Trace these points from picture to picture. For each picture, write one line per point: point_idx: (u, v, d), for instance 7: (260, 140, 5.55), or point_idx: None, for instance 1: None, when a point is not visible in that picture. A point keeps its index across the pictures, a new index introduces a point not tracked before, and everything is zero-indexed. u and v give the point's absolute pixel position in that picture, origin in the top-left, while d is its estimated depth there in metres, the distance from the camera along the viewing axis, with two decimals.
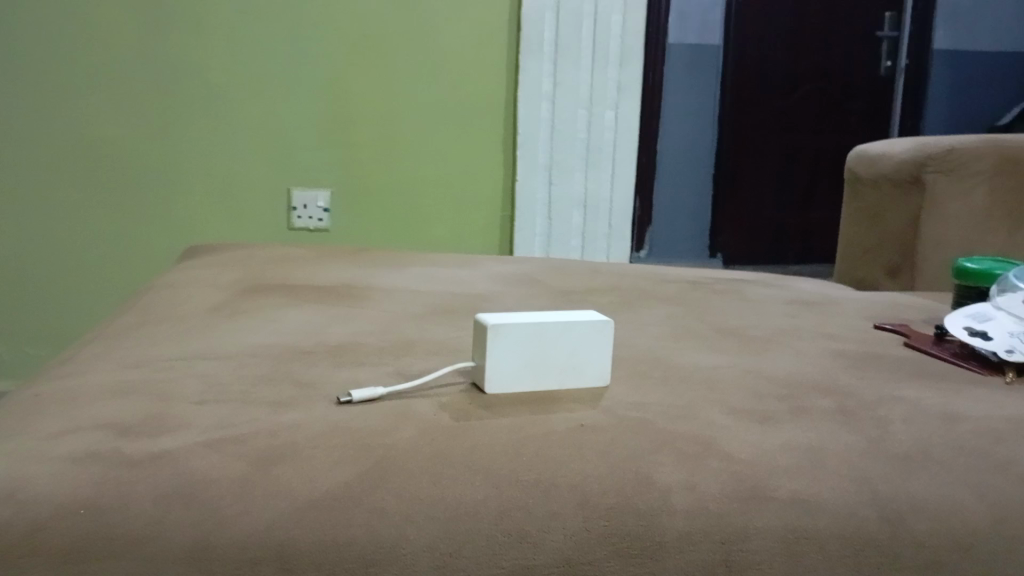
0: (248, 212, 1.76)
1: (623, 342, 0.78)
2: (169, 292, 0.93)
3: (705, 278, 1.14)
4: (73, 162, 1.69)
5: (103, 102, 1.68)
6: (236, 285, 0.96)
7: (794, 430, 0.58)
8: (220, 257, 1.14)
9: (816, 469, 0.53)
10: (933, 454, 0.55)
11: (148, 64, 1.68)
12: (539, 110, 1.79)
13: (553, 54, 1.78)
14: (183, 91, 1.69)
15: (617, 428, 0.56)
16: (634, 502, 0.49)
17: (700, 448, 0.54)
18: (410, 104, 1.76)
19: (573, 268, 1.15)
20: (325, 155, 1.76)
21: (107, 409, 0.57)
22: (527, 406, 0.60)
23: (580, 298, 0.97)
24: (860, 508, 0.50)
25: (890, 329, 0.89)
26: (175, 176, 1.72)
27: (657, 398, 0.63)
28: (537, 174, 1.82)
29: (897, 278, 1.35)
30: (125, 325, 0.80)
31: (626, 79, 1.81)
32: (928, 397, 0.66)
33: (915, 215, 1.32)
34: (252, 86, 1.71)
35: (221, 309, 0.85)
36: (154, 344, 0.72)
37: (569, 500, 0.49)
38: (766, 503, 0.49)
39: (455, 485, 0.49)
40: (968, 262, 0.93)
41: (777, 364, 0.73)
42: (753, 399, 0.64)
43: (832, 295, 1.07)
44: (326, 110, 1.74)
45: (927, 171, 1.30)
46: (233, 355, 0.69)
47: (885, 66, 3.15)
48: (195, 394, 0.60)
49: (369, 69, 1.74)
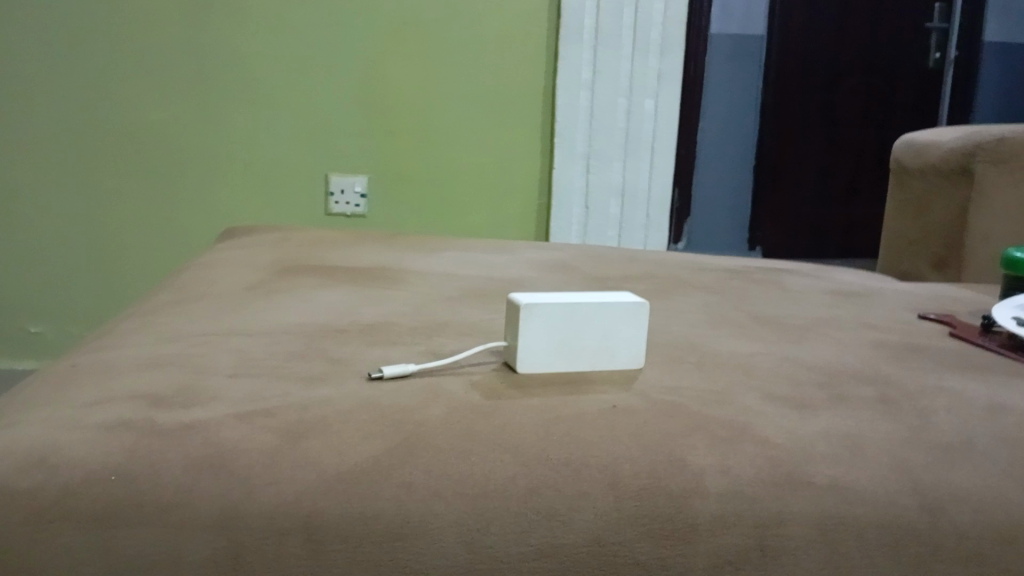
0: (285, 197, 1.77)
1: (658, 328, 0.77)
2: (206, 271, 0.94)
3: (743, 267, 1.12)
4: (116, 146, 1.72)
5: (147, 89, 1.70)
6: (272, 265, 0.97)
7: (832, 417, 0.56)
8: (255, 238, 1.15)
9: (855, 455, 0.51)
10: (976, 444, 0.54)
11: (192, 51, 1.69)
12: (579, 98, 1.77)
13: (593, 43, 1.76)
14: (227, 76, 1.71)
15: (649, 410, 0.55)
16: (666, 484, 0.48)
17: (734, 432, 0.53)
18: (449, 91, 1.76)
19: (609, 255, 1.14)
20: (364, 142, 1.77)
21: (141, 380, 0.57)
22: (558, 387, 0.59)
23: (615, 284, 0.96)
24: (900, 497, 0.48)
25: (933, 320, 0.86)
26: (215, 162, 1.74)
27: (690, 382, 0.62)
28: (575, 163, 1.80)
29: (944, 270, 1.32)
30: (162, 302, 0.81)
31: (668, 68, 1.79)
32: (973, 388, 0.64)
33: (963, 207, 1.28)
34: (294, 71, 1.72)
35: (256, 288, 0.86)
36: (188, 320, 0.73)
37: (599, 481, 0.48)
38: (802, 487, 0.48)
39: (484, 463, 0.48)
40: (1017, 252, 0.91)
41: (815, 352, 0.72)
42: (791, 385, 0.62)
43: (875, 286, 1.04)
44: (365, 97, 1.75)
45: (977, 161, 1.25)
46: (266, 331, 0.69)
47: (934, 57, 3.09)
48: (228, 367, 0.60)
49: (408, 57, 1.74)
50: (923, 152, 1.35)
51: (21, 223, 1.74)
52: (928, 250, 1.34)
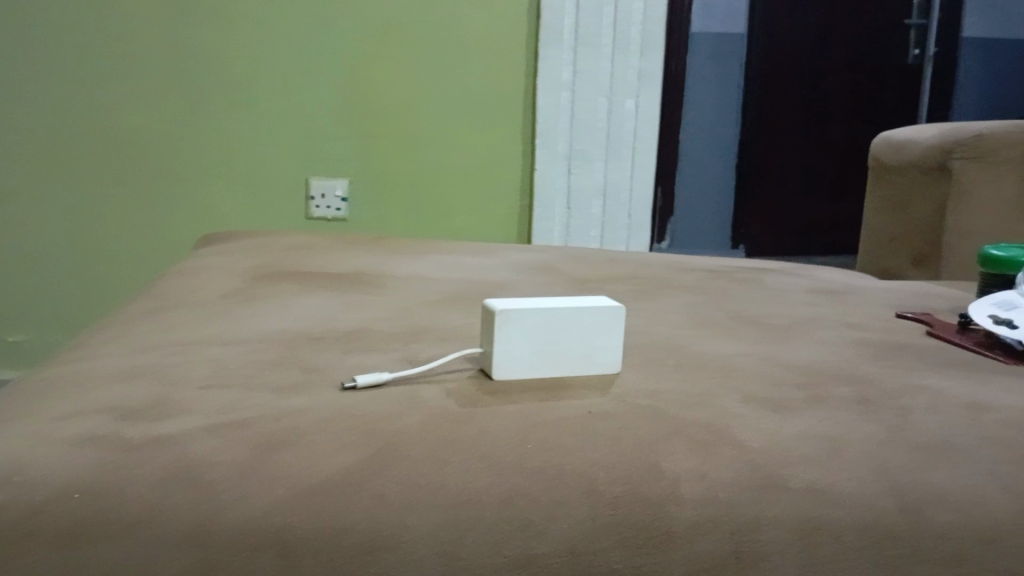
0: (265, 201, 1.76)
1: (638, 330, 0.77)
2: (185, 279, 0.93)
3: (725, 266, 1.12)
4: (94, 152, 1.70)
5: (125, 94, 1.69)
6: (252, 272, 0.96)
7: (811, 419, 0.56)
8: (236, 244, 1.14)
9: (833, 458, 0.51)
10: (954, 444, 0.54)
11: (170, 55, 1.68)
12: (559, 99, 1.77)
13: (573, 43, 1.75)
14: (207, 80, 1.70)
15: (627, 415, 0.55)
16: (642, 491, 0.47)
17: (713, 436, 0.53)
18: (429, 93, 1.75)
19: (592, 256, 1.14)
20: (345, 146, 1.76)
21: (114, 392, 0.56)
22: (536, 393, 0.59)
23: (597, 286, 0.95)
24: (877, 499, 0.48)
25: (913, 318, 0.87)
26: (196, 168, 1.73)
27: (670, 385, 0.62)
28: (557, 164, 1.80)
29: (924, 266, 1.32)
30: (139, 310, 0.80)
31: (649, 68, 1.79)
32: (952, 386, 0.64)
33: (942, 204, 1.29)
34: (273, 75, 1.71)
35: (234, 295, 0.85)
36: (164, 330, 0.72)
37: (575, 489, 0.47)
38: (780, 492, 0.48)
39: (458, 473, 0.48)
40: (994, 249, 0.91)
41: (795, 352, 0.72)
42: (771, 387, 0.62)
43: (856, 284, 1.04)
44: (346, 100, 1.74)
45: (955, 158, 1.26)
46: (243, 340, 0.69)
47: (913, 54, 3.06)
48: (202, 378, 0.59)
49: (389, 59, 1.73)
50: (902, 148, 1.36)
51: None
52: (908, 248, 1.35)
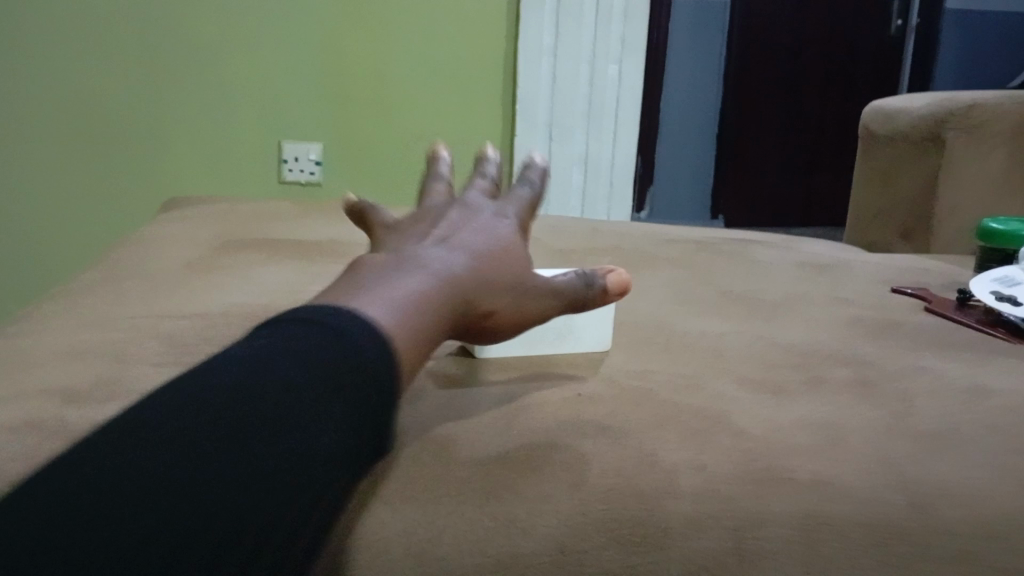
0: (236, 165, 1.70)
1: (624, 306, 0.73)
2: (142, 247, 0.87)
3: (710, 238, 1.08)
4: (54, 112, 1.63)
5: (86, 51, 1.61)
6: (215, 240, 0.91)
7: (810, 404, 0.53)
8: (199, 210, 1.08)
9: (835, 447, 0.48)
10: (962, 432, 0.51)
11: (133, 12, 1.60)
12: (540, 64, 1.71)
13: (555, 6, 1.69)
14: (173, 38, 1.62)
15: (615, 399, 0.51)
16: (636, 485, 0.44)
17: (708, 424, 0.49)
18: (406, 56, 1.69)
19: (572, 227, 1.10)
20: (319, 109, 1.70)
21: (59, 372, 0.52)
22: (518, 372, 0.55)
23: (579, 258, 0.91)
24: (886, 493, 0.45)
25: (910, 294, 0.83)
26: (163, 129, 1.67)
27: (659, 366, 0.58)
28: (537, 133, 1.75)
29: (910, 242, 1.28)
30: (91, 281, 0.75)
31: (632, 33, 1.73)
32: (953, 368, 0.61)
33: (931, 177, 1.25)
34: (242, 34, 1.63)
35: (195, 265, 0.80)
36: (118, 303, 0.67)
37: (563, 482, 0.44)
38: (781, 484, 0.45)
39: (435, 464, 0.44)
40: (993, 221, 0.88)
41: (789, 331, 0.68)
42: (765, 368, 0.59)
43: (845, 258, 1.01)
44: (319, 60, 1.67)
45: (947, 128, 1.23)
46: (202, 314, 0.64)
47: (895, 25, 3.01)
48: (156, 357, 0.55)
49: (364, 19, 1.66)
50: (893, 118, 1.30)
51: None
52: (895, 223, 1.31)
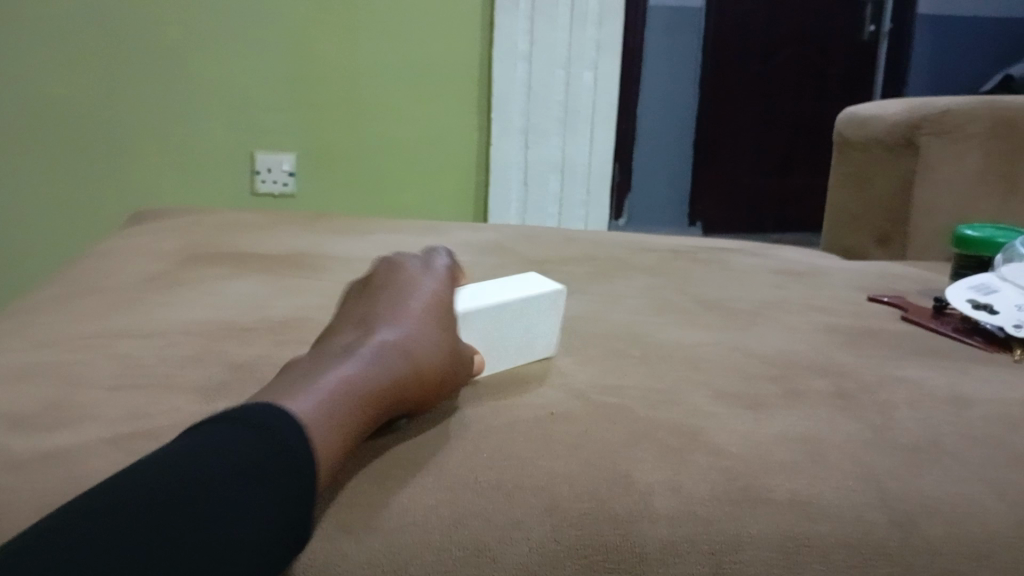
0: (206, 176, 1.67)
1: (598, 317, 0.71)
2: (103, 261, 0.85)
3: (686, 246, 1.07)
4: (15, 123, 1.61)
5: (51, 61, 1.58)
6: (180, 253, 0.88)
7: (789, 418, 0.52)
8: (164, 222, 1.06)
9: (816, 463, 0.46)
10: (944, 444, 0.49)
11: (96, 20, 1.57)
12: (515, 69, 1.70)
13: (530, 11, 1.68)
14: (140, 47, 1.60)
15: (589, 416, 0.50)
16: (610, 507, 0.42)
17: (684, 441, 0.48)
18: (376, 63, 1.67)
19: (547, 235, 1.08)
20: (290, 118, 1.67)
21: (7, 395, 0.50)
22: (488, 390, 0.53)
23: (554, 267, 0.90)
24: (868, 510, 0.44)
25: (887, 303, 0.82)
26: (131, 140, 1.64)
27: (634, 380, 0.56)
28: (512, 138, 1.73)
29: (886, 246, 1.29)
30: (47, 297, 0.72)
31: (606, 38, 1.72)
32: (933, 378, 0.60)
33: (906, 181, 1.25)
34: (210, 43, 1.61)
35: (156, 279, 0.77)
36: (73, 320, 0.64)
37: (534, 506, 0.42)
38: (760, 504, 0.43)
39: (402, 491, 0.42)
40: (968, 229, 0.88)
41: (766, 340, 0.67)
42: (742, 381, 0.57)
43: (822, 264, 1.00)
44: (289, 69, 1.65)
45: (920, 133, 1.22)
46: (161, 331, 0.62)
47: (868, 31, 3.06)
48: (110, 378, 0.52)
49: (334, 26, 1.64)
50: (866, 123, 1.31)
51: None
52: (872, 226, 1.31)
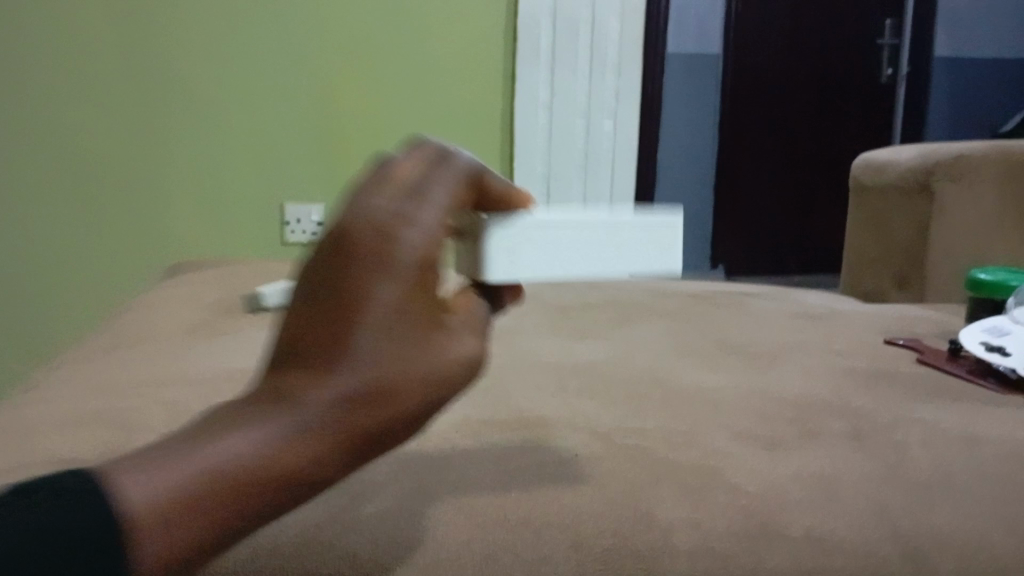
0: (238, 227, 1.73)
1: (620, 360, 0.74)
2: (147, 311, 0.89)
3: (707, 290, 1.10)
4: (53, 178, 1.66)
5: (91, 119, 1.65)
6: (221, 303, 0.93)
7: (805, 457, 0.54)
8: (205, 273, 1.10)
9: (830, 500, 0.49)
10: (955, 481, 0.52)
11: (131, 78, 1.64)
12: (537, 118, 1.75)
13: (550, 63, 1.73)
14: (176, 105, 1.66)
15: (613, 456, 0.52)
16: (633, 543, 0.45)
17: (704, 479, 0.50)
18: (400, 115, 1.73)
19: (571, 281, 1.11)
20: (319, 169, 1.73)
21: (66, 439, 0.53)
22: (516, 431, 0.56)
23: (578, 313, 0.93)
24: (880, 545, 0.46)
25: (903, 345, 0.84)
26: (166, 194, 1.70)
27: (656, 422, 0.59)
28: (535, 185, 1.78)
29: (907, 288, 1.30)
30: (95, 347, 0.76)
31: (625, 88, 1.77)
32: (947, 418, 0.62)
33: (925, 225, 1.27)
34: (242, 99, 1.68)
35: (199, 329, 0.81)
36: (123, 368, 0.68)
37: (561, 542, 0.45)
38: (775, 539, 0.46)
39: (436, 526, 0.45)
40: (981, 273, 0.90)
41: (784, 383, 0.69)
42: (760, 422, 0.60)
43: (840, 307, 1.02)
44: (318, 122, 1.71)
45: (935, 179, 1.25)
46: (207, 379, 0.65)
47: (886, 74, 3.08)
48: (163, 424, 0.56)
49: (360, 80, 1.70)
50: (882, 169, 1.34)
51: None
52: (891, 267, 1.33)
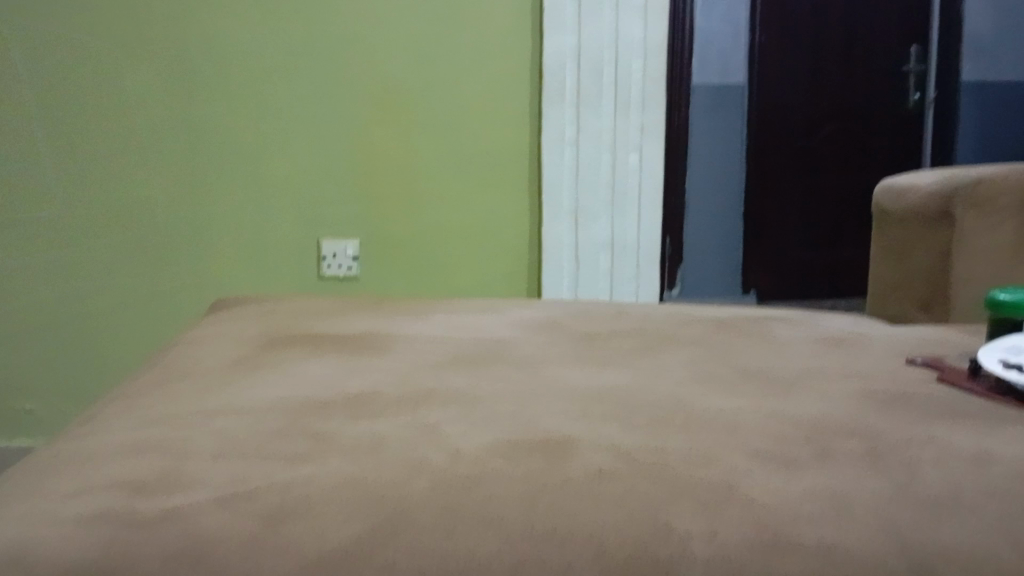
0: (275, 265, 1.80)
1: (644, 386, 0.77)
2: (194, 347, 0.94)
3: (731, 317, 1.12)
4: (102, 223, 1.76)
5: (138, 166, 1.75)
6: (261, 337, 0.97)
7: (818, 475, 0.56)
8: (245, 308, 1.15)
9: (841, 515, 0.51)
10: (963, 498, 0.54)
11: (174, 125, 1.74)
12: (563, 156, 1.79)
13: (575, 101, 1.78)
14: (216, 150, 1.76)
15: (633, 475, 0.55)
16: (651, 553, 0.48)
17: (720, 496, 0.53)
18: (430, 154, 1.79)
19: (596, 310, 1.14)
20: (352, 208, 1.80)
21: (123, 466, 0.57)
22: (542, 452, 0.59)
23: (603, 341, 0.96)
24: (887, 556, 0.48)
25: (922, 365, 0.86)
26: (208, 234, 1.78)
27: (676, 444, 0.61)
28: (562, 219, 1.82)
29: (929, 312, 1.32)
30: (146, 382, 0.81)
31: (650, 123, 1.80)
32: (960, 437, 0.64)
33: (946, 250, 1.28)
34: (278, 144, 1.76)
35: (242, 362, 0.85)
36: (171, 400, 0.72)
37: (583, 553, 0.48)
38: (788, 552, 0.48)
39: (467, 540, 0.49)
40: (1000, 293, 0.91)
41: (802, 405, 0.71)
42: (777, 442, 0.62)
43: (862, 331, 1.04)
44: (351, 163, 1.78)
45: (956, 205, 1.26)
46: (250, 408, 0.69)
47: (914, 98, 3.13)
48: (211, 450, 0.60)
49: (391, 122, 1.78)
50: (902, 196, 1.35)
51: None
52: (912, 293, 1.34)
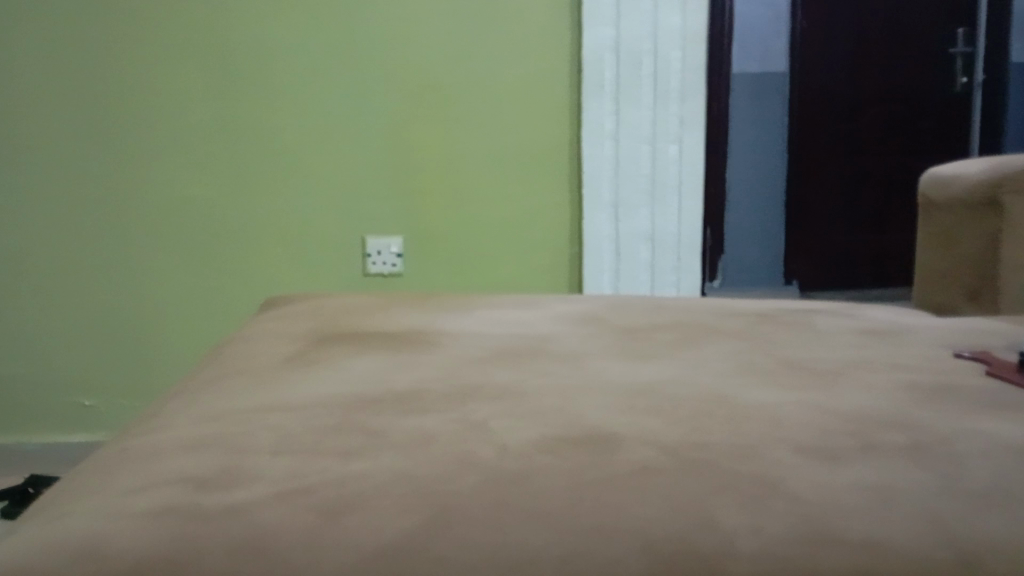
0: (321, 263, 1.83)
1: (686, 379, 0.78)
2: (244, 345, 0.96)
3: (772, 310, 1.12)
4: (154, 222, 1.80)
5: (186, 167, 1.79)
6: (310, 334, 0.99)
7: (863, 468, 0.57)
8: (293, 307, 1.18)
9: (886, 508, 0.52)
10: (1011, 492, 0.54)
11: (223, 126, 1.78)
12: (602, 148, 1.80)
13: (614, 93, 1.78)
14: (262, 149, 1.79)
15: (678, 469, 0.56)
16: (698, 546, 0.49)
17: (765, 490, 0.53)
18: (469, 150, 1.81)
19: (637, 304, 1.15)
20: (395, 205, 1.82)
21: (185, 461, 0.60)
22: (587, 447, 0.60)
23: (644, 334, 0.97)
24: (935, 550, 0.48)
25: (969, 358, 0.86)
26: (256, 233, 1.81)
27: (720, 437, 0.62)
28: (601, 212, 1.82)
29: (976, 301, 1.30)
30: (201, 380, 0.83)
31: (689, 113, 1.80)
32: (1008, 431, 0.64)
33: (994, 237, 1.27)
34: (321, 142, 1.79)
35: (293, 359, 0.88)
36: (228, 397, 0.75)
37: (630, 545, 0.49)
38: (834, 546, 0.49)
39: (517, 534, 0.50)
40: None
41: (846, 398, 0.71)
42: (822, 436, 0.62)
43: (907, 323, 1.04)
44: (392, 160, 1.80)
45: (1003, 192, 1.26)
46: (302, 405, 0.71)
47: (961, 82, 3.06)
48: (268, 446, 0.62)
49: (431, 118, 1.80)
50: (947, 184, 1.36)
51: (56, 303, 1.82)
52: (961, 282, 1.32)
